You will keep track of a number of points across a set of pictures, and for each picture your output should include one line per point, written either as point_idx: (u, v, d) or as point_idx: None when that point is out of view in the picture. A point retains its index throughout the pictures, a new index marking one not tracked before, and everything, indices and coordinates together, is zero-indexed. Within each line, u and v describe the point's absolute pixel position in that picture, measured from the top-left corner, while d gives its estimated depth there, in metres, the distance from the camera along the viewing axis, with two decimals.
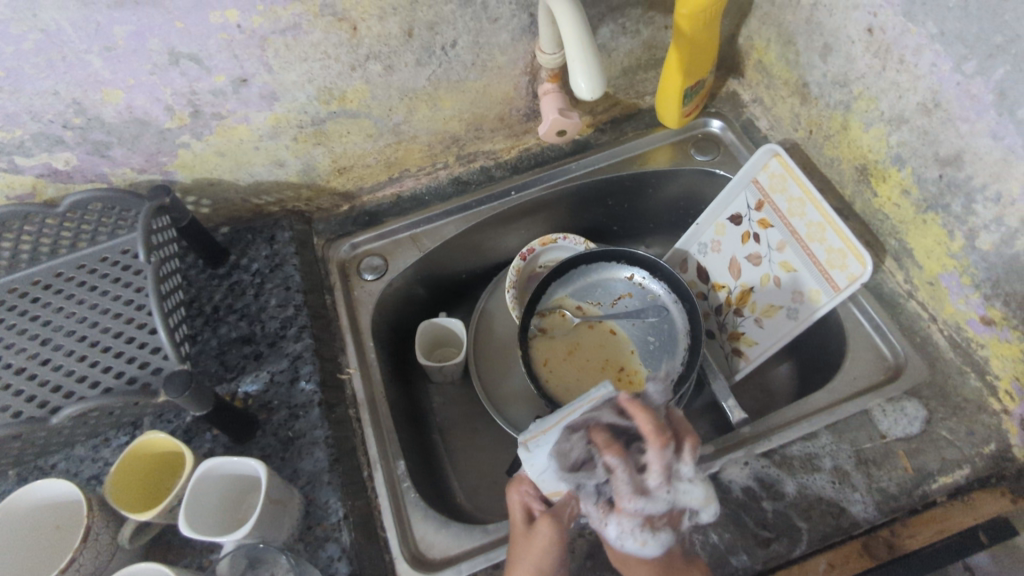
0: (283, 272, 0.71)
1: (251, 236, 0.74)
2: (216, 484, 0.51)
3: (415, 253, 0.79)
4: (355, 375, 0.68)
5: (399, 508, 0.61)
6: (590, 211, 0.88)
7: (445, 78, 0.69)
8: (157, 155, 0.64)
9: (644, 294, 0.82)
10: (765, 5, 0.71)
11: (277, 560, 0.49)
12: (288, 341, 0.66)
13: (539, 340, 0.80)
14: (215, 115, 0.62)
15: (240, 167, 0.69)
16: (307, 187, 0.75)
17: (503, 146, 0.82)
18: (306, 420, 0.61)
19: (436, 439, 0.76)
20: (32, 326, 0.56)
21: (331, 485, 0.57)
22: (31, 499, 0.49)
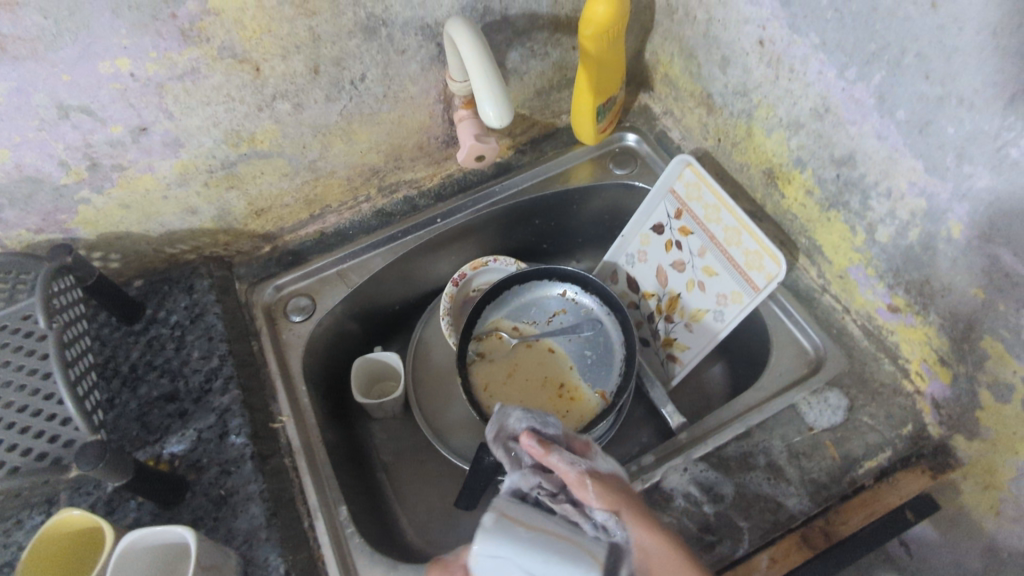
0: (205, 322, 0.68)
1: (168, 287, 0.71)
2: (142, 557, 0.48)
3: (343, 289, 0.77)
4: (288, 422, 0.66)
5: (344, 556, 0.59)
6: (519, 232, 0.89)
7: (357, 111, 0.69)
8: (54, 213, 0.60)
9: (577, 309, 0.83)
10: (665, 22, 0.74)
11: None
12: (214, 394, 0.63)
13: (478, 365, 0.80)
14: (115, 167, 0.60)
15: (148, 218, 0.66)
16: (224, 232, 0.73)
17: (424, 174, 0.81)
18: (238, 476, 0.58)
19: (382, 478, 0.74)
20: None
21: (269, 541, 0.55)
22: None
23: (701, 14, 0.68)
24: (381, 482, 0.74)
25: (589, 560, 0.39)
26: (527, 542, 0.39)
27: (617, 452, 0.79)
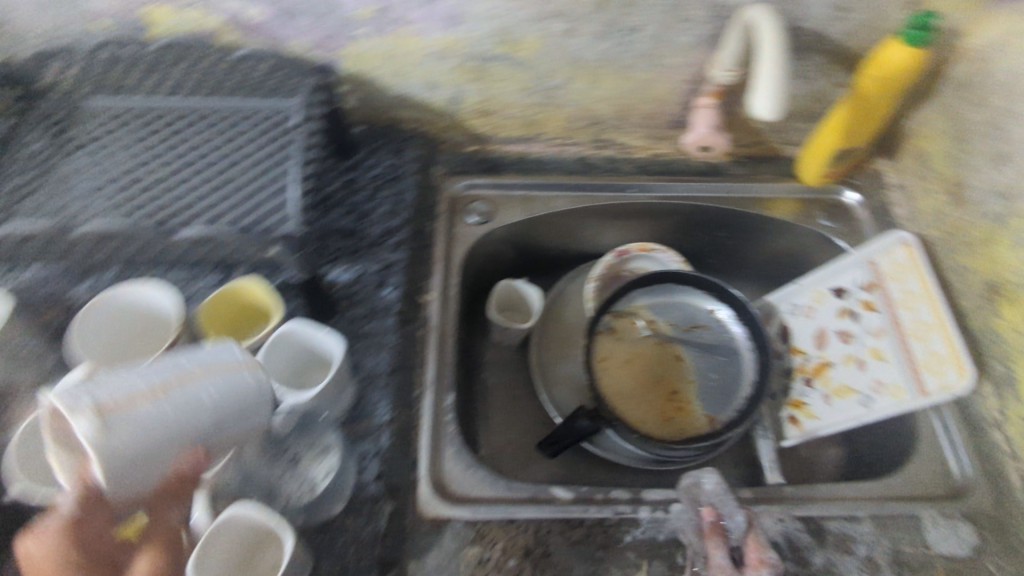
0: (399, 186, 0.74)
1: (381, 143, 0.77)
2: (293, 349, 0.54)
3: (522, 213, 0.79)
4: (434, 300, 0.68)
5: (438, 436, 0.60)
6: (694, 236, 0.88)
7: (615, 59, 0.70)
8: (333, 38, 0.66)
9: (720, 332, 0.81)
10: (948, 96, 0.70)
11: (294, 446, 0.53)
12: (385, 249, 0.68)
13: (606, 337, 0.81)
14: (399, 19, 0.65)
15: (398, 77, 0.72)
16: (446, 118, 0.77)
17: (639, 143, 0.82)
18: (379, 324, 0.62)
19: (479, 391, 0.77)
20: (179, 151, 0.61)
21: (384, 389, 0.59)
22: (134, 299, 0.52)
23: (997, 101, 0.64)
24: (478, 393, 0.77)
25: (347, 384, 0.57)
26: (169, 415, 0.36)
27: None
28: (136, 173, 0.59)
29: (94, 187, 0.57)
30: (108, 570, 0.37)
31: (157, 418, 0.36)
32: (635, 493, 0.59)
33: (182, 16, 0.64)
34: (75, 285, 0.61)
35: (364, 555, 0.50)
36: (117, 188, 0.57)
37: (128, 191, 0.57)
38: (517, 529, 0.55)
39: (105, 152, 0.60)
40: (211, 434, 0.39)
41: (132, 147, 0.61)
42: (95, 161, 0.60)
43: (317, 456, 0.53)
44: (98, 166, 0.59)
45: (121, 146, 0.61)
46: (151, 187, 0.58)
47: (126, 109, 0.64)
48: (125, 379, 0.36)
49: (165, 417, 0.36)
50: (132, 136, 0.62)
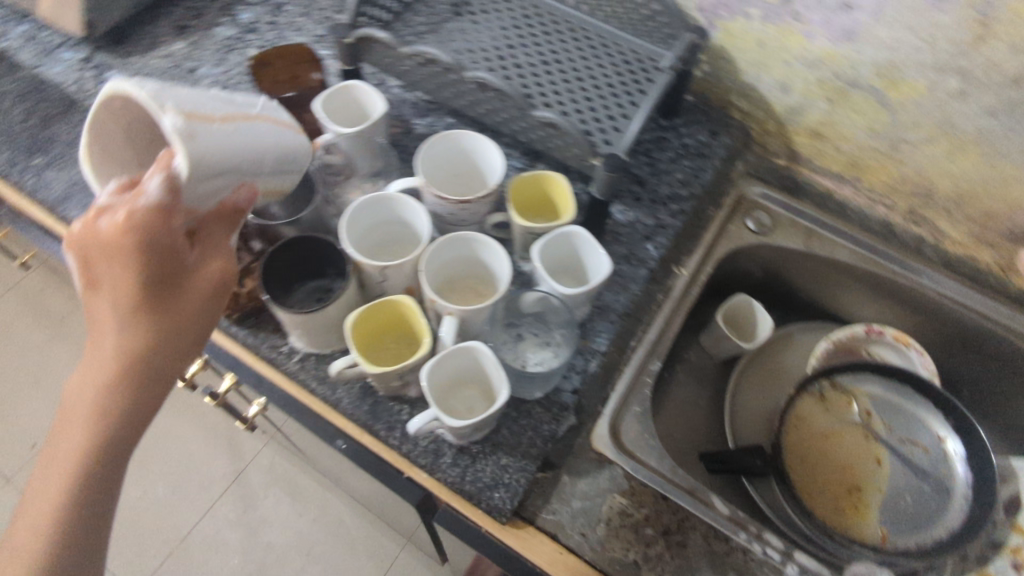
0: (702, 164, 0.75)
1: (704, 118, 0.78)
2: (564, 248, 0.58)
3: (800, 243, 0.77)
4: (683, 276, 0.69)
5: (633, 390, 0.63)
6: (964, 357, 0.78)
7: (994, 141, 0.63)
8: (721, 6, 0.67)
9: (939, 461, 0.74)
10: None
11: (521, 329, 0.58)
12: (665, 210, 0.70)
13: (811, 401, 0.77)
14: (795, 13, 0.63)
15: (756, 66, 0.71)
16: (776, 122, 0.76)
17: (959, 236, 0.74)
18: (632, 270, 0.65)
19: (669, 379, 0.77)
20: (553, 53, 0.69)
21: (612, 324, 0.61)
22: (467, 149, 0.58)
23: None
24: (667, 381, 0.77)
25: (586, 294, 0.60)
26: (237, 132, 0.43)
27: None
28: (509, 56, 0.67)
29: (479, 50, 0.67)
30: (171, 258, 0.38)
31: (224, 136, 0.41)
32: (787, 548, 0.56)
33: None
34: (420, 117, 0.72)
35: (535, 445, 0.54)
36: (491, 61, 0.65)
37: (498, 67, 0.65)
38: (667, 507, 0.56)
39: (494, 31, 0.70)
40: (253, 164, 0.45)
41: (520, 33, 0.70)
42: (489, 31, 0.70)
43: (537, 346, 0.58)
44: (489, 35, 0.69)
45: (513, 29, 0.71)
46: (515, 72, 0.65)
47: (529, 3, 0.74)
48: (200, 98, 0.41)
49: (231, 140, 0.42)
50: (524, 27, 0.71)
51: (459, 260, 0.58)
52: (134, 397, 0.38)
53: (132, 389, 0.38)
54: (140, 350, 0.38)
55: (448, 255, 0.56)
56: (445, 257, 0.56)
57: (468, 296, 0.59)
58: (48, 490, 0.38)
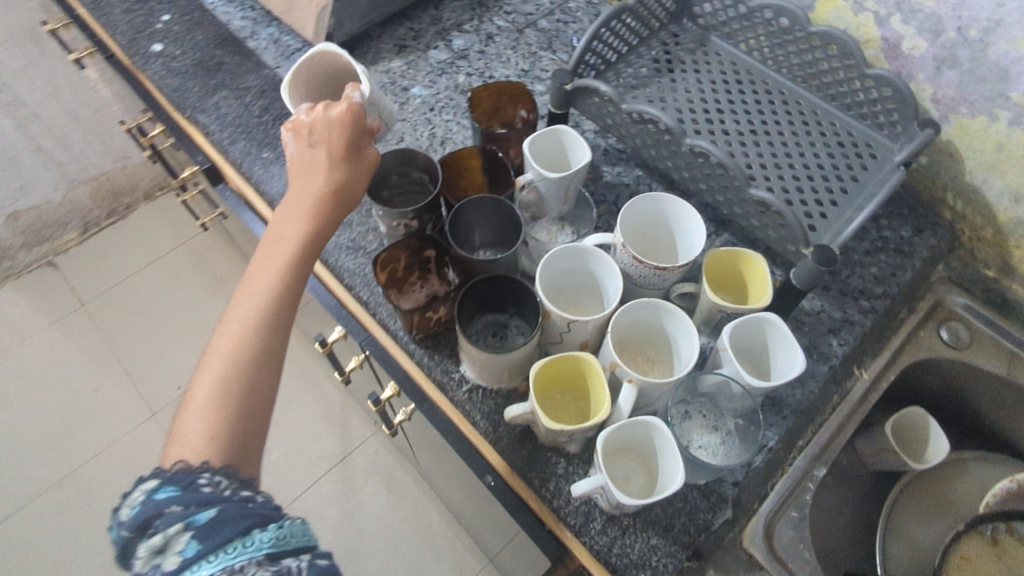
0: (903, 261, 0.69)
1: (908, 211, 0.72)
2: (752, 333, 0.55)
3: (999, 366, 0.69)
4: (863, 380, 0.65)
5: (793, 492, 0.59)
6: None
7: None
8: (963, 103, 0.62)
9: None
10: None
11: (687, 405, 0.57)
12: (854, 305, 0.65)
13: (980, 542, 0.68)
14: None
15: (989, 169, 0.65)
16: (995, 231, 0.68)
17: None
18: (811, 363, 0.61)
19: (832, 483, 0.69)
20: (763, 124, 0.67)
21: (782, 420, 0.58)
22: (666, 213, 0.58)
23: None
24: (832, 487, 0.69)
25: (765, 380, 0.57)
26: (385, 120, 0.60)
27: None
28: (720, 127, 0.66)
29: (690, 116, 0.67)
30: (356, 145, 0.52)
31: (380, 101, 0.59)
32: None
33: (849, 15, 0.66)
34: (611, 164, 0.72)
35: (688, 532, 0.52)
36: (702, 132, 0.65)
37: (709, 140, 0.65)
38: None
39: (705, 95, 0.69)
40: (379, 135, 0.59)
41: (730, 99, 0.69)
42: (699, 93, 0.69)
43: (703, 427, 0.56)
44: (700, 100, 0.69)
45: (723, 93, 0.69)
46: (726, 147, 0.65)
47: (740, 66, 0.72)
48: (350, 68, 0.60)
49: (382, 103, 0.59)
50: (734, 92, 0.70)
51: (640, 325, 0.57)
52: (327, 224, 0.50)
53: (318, 238, 0.49)
54: (330, 207, 0.50)
55: (633, 316, 0.55)
56: (630, 318, 0.55)
57: (642, 365, 0.57)
58: (259, 290, 0.47)
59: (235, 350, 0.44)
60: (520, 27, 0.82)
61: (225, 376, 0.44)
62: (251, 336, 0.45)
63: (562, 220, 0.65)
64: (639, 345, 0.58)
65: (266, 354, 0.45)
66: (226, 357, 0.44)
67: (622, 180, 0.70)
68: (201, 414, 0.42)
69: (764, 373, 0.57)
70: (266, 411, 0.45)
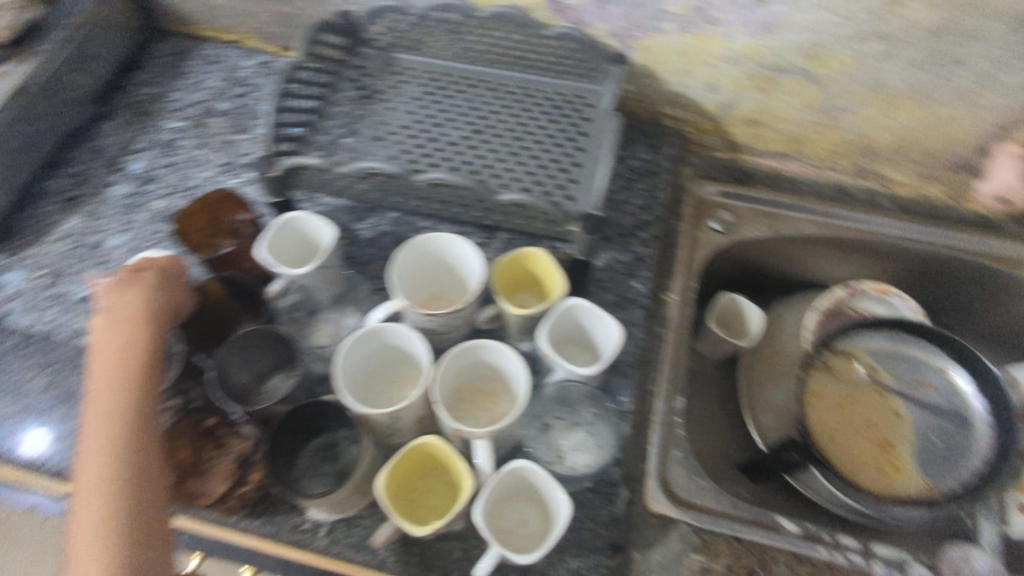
0: (654, 181, 0.74)
1: (639, 135, 0.78)
2: (566, 321, 0.56)
3: (766, 229, 0.76)
4: (675, 302, 0.67)
5: (668, 434, 0.61)
6: (941, 286, 0.79)
7: (923, 90, 0.65)
8: (636, 28, 0.67)
9: (951, 396, 0.75)
10: None
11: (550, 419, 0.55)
12: (636, 241, 0.69)
13: (818, 373, 0.78)
14: (711, 19, 0.64)
15: (680, 74, 0.71)
16: (710, 120, 0.76)
17: (904, 181, 0.76)
18: (626, 314, 0.64)
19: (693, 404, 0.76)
20: (480, 120, 0.67)
21: (628, 378, 0.60)
22: (437, 248, 0.55)
23: None
24: (693, 409, 0.75)
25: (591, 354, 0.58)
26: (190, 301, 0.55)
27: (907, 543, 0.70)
28: (444, 140, 0.64)
29: (407, 141, 0.64)
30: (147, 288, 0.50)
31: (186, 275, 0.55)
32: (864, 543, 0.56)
33: None
34: (360, 220, 0.68)
35: (599, 532, 0.52)
36: (429, 155, 0.63)
37: (440, 156, 0.63)
38: (743, 548, 0.54)
39: (418, 115, 0.67)
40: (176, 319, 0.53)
41: (440, 109, 0.68)
42: (408, 116, 0.67)
43: (566, 428, 0.55)
44: (411, 122, 0.66)
45: (431, 105, 0.68)
46: (459, 158, 0.63)
47: (435, 72, 0.72)
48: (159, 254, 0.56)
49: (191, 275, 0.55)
50: (441, 99, 0.69)
51: (461, 372, 0.54)
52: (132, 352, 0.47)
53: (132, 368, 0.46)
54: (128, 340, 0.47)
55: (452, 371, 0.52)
56: (449, 374, 0.52)
57: (490, 403, 0.55)
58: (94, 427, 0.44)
59: (99, 491, 0.42)
60: (202, 120, 0.74)
61: (109, 496, 0.42)
62: (108, 468, 0.43)
63: (341, 302, 0.61)
64: (472, 388, 0.55)
65: (148, 462, 0.44)
66: (91, 499, 0.42)
67: (379, 231, 0.67)
68: (92, 557, 0.40)
69: (592, 349, 0.58)
70: (160, 538, 0.43)
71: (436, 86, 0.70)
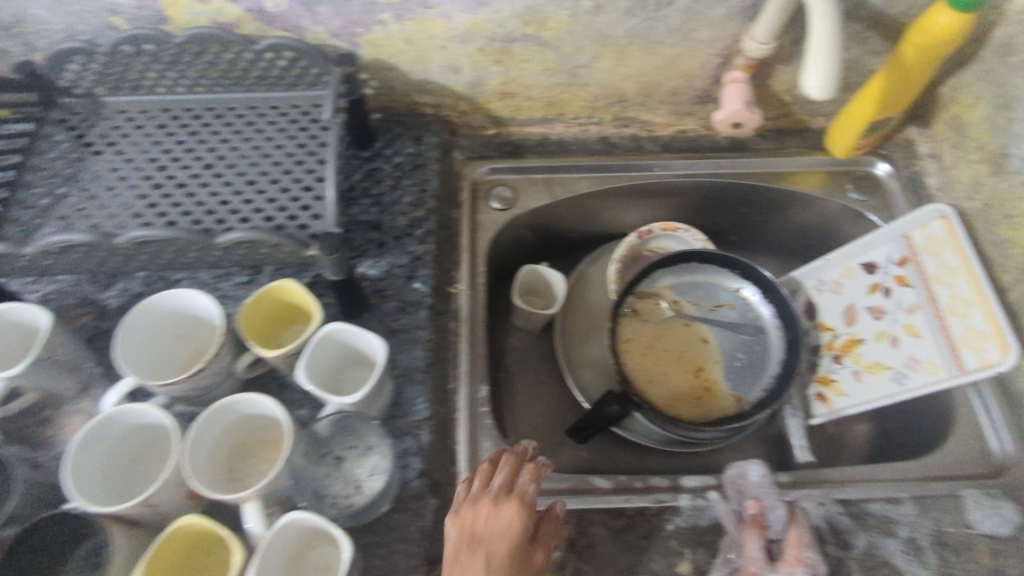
0: (422, 174, 0.72)
1: (400, 129, 0.75)
2: (330, 348, 0.53)
3: (544, 197, 0.78)
4: (463, 293, 0.68)
5: (475, 426, 0.61)
6: (717, 212, 0.85)
7: (644, 35, 0.67)
8: (353, 25, 0.64)
9: (745, 311, 0.81)
10: (989, 61, 0.66)
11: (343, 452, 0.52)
12: (412, 240, 0.67)
13: (629, 320, 0.81)
14: (423, 2, 0.61)
15: (417, 61, 0.69)
16: (466, 100, 0.74)
17: (661, 121, 0.79)
18: (411, 318, 0.62)
19: (508, 395, 0.76)
20: (208, 151, 0.61)
21: (421, 384, 0.59)
22: (171, 308, 0.51)
23: None
24: (506, 403, 0.75)
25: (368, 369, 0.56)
26: None
27: (730, 458, 0.76)
28: (169, 182, 0.59)
29: (125, 192, 0.58)
30: None
31: None
32: (673, 480, 0.59)
33: (202, 7, 0.61)
34: (104, 289, 0.61)
35: (411, 551, 0.51)
36: (154, 203, 0.57)
37: (163, 198, 0.57)
38: (559, 521, 0.55)
39: (138, 158, 0.61)
40: None
41: (162, 148, 0.62)
42: (124, 162, 0.61)
43: (359, 455, 0.53)
44: (129, 169, 0.60)
45: (151, 146, 0.62)
46: (188, 199, 0.57)
47: (155, 107, 0.66)
48: None
49: None
50: (163, 137, 0.63)
51: (226, 434, 0.50)
52: None
53: None
54: None
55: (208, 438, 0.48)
56: (206, 443, 0.48)
57: (270, 453, 0.51)
58: None
59: None
60: None
61: None
62: None
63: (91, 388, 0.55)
64: (243, 448, 0.51)
65: None
66: None
67: (127, 297, 0.61)
68: None
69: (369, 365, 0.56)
70: None
71: (158, 123, 0.64)
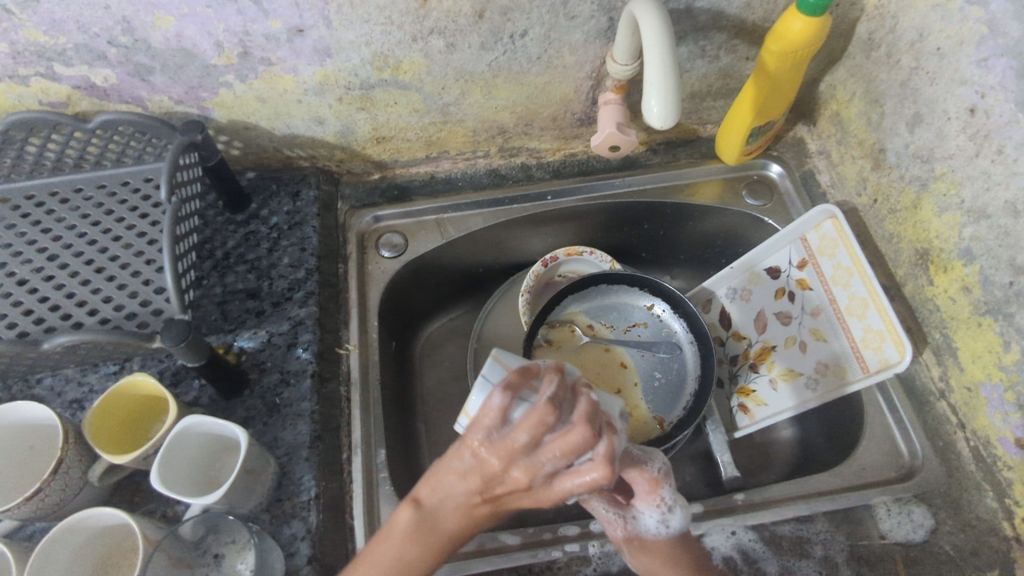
0: (302, 232, 0.69)
1: (276, 186, 0.72)
2: (195, 441, 0.52)
3: (437, 238, 0.76)
4: (353, 353, 0.68)
5: (372, 497, 0.61)
6: (622, 231, 0.83)
7: (507, 67, 0.64)
8: (197, 89, 0.60)
9: (659, 328, 0.80)
10: (858, 57, 0.65)
11: (240, 530, 0.51)
12: (293, 304, 0.65)
13: (544, 351, 0.78)
14: (263, 60, 0.59)
15: (278, 117, 0.66)
16: (341, 149, 0.72)
17: (549, 146, 0.77)
18: (296, 390, 0.60)
19: (422, 450, 0.74)
20: (47, 240, 0.57)
21: (308, 461, 0.57)
22: (10, 418, 0.51)
23: (907, 60, 0.60)
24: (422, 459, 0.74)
25: (228, 451, 0.55)
26: None
27: None
28: (13, 278, 0.55)
29: None
30: None
31: None
32: (583, 527, 0.61)
33: (24, 89, 0.58)
34: None
35: None
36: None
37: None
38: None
39: None
40: None
41: None
42: None
43: (240, 550, 0.50)
44: None
45: None
46: (32, 297, 0.54)
47: None
48: None
49: None
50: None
51: (89, 543, 0.49)
52: None
53: None
54: None
55: (68, 545, 0.47)
56: (66, 549, 0.47)
57: (132, 559, 0.50)
58: None
59: None
60: None
61: None
62: None
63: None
64: (120, 548, 0.50)
65: None
66: None
67: None
68: None
69: (223, 452, 0.54)
70: None
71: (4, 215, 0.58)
